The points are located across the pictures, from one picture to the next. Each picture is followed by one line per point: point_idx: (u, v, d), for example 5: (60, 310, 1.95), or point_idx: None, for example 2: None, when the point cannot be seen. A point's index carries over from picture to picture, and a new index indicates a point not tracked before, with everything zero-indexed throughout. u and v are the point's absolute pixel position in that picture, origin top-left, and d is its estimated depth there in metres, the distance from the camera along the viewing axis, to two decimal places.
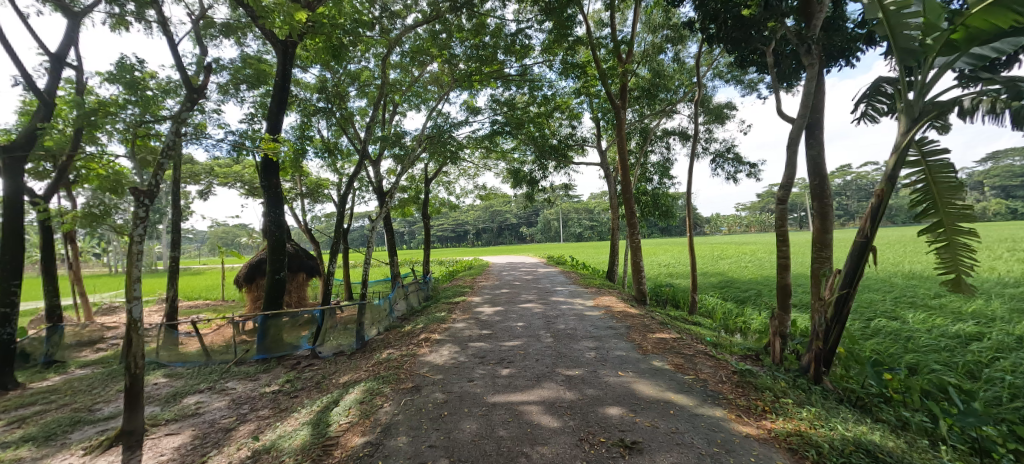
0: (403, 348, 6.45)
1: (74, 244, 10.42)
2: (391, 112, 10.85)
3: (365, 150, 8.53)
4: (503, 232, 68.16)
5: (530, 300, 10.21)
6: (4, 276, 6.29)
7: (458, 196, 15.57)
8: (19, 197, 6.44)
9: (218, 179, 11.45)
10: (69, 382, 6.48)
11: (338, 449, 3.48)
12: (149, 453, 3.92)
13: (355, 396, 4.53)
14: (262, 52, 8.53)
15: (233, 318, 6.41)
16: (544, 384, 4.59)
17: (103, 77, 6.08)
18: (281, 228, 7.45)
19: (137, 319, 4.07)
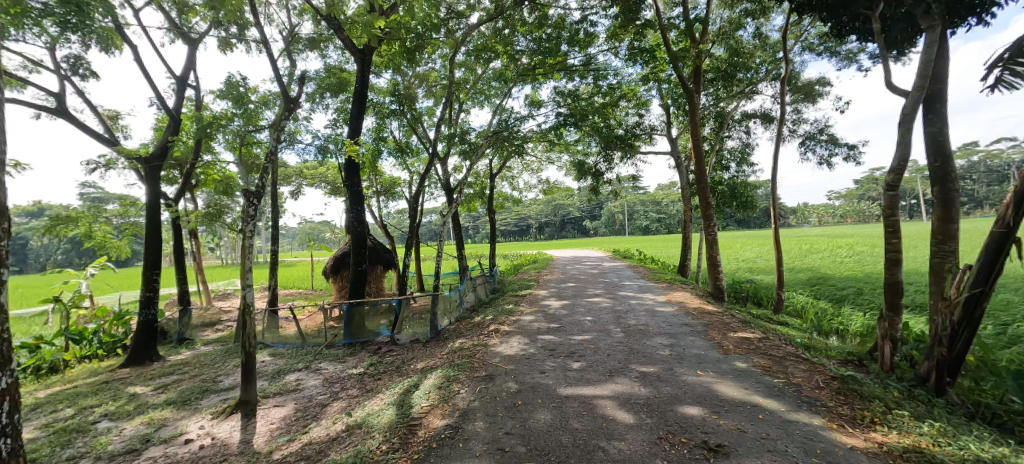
0: (475, 338, 6.71)
1: (196, 239, 12.22)
2: (457, 111, 11.23)
3: (436, 148, 8.93)
4: (568, 225, 67.50)
5: (597, 294, 10.06)
6: (149, 266, 7.58)
7: (522, 190, 15.72)
8: (157, 201, 7.73)
9: (307, 181, 12.88)
10: (197, 357, 7.67)
11: (421, 429, 3.75)
12: (264, 420, 4.53)
13: (433, 381, 4.83)
14: (342, 62, 9.26)
15: (324, 306, 7.12)
16: (617, 380, 4.53)
17: (216, 94, 7.00)
18: (363, 224, 8.09)
19: (250, 303, 4.71)
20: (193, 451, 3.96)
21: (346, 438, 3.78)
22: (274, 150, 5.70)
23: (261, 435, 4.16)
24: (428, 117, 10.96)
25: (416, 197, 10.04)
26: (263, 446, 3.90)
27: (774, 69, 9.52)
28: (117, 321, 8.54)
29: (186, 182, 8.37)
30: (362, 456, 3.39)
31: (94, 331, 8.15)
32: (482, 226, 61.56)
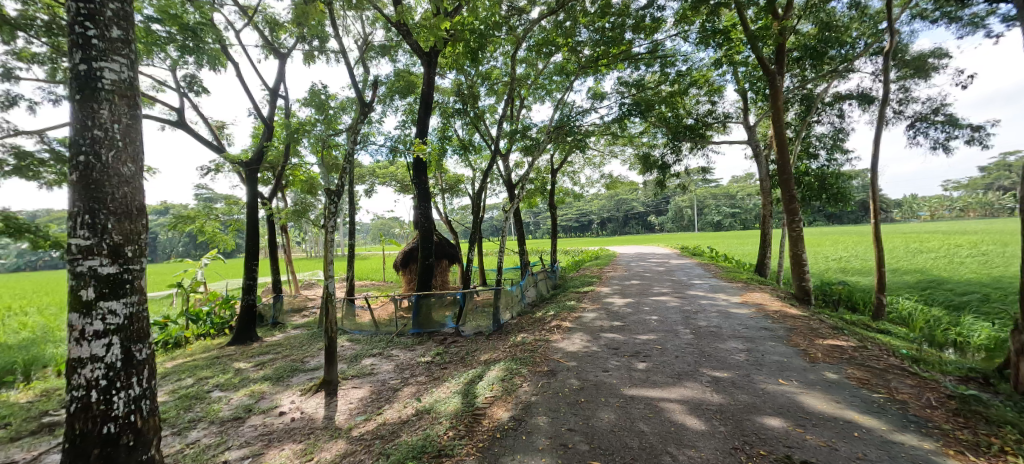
0: (537, 333, 6.75)
1: (286, 234, 13.55)
2: (518, 107, 11.31)
3: (498, 145, 9.04)
4: (632, 221, 65.23)
5: (664, 292, 9.63)
6: (249, 257, 8.55)
7: (584, 185, 15.45)
8: (255, 200, 8.69)
9: (379, 180, 13.74)
10: (287, 339, 8.55)
11: (486, 419, 3.87)
12: (344, 399, 4.94)
13: (497, 373, 4.95)
14: (410, 65, 9.71)
15: (395, 296, 7.56)
16: (686, 383, 4.32)
17: (301, 102, 7.68)
18: (429, 220, 8.45)
19: (332, 292, 5.16)
20: (286, 422, 4.42)
21: (416, 422, 4.01)
22: (351, 152, 6.15)
23: (342, 413, 4.55)
24: (490, 114, 11.13)
25: (479, 194, 10.29)
26: (345, 423, 4.25)
27: (875, 43, 8.39)
28: (224, 304, 9.77)
29: (278, 183, 9.31)
30: (432, 439, 3.56)
31: (207, 313, 9.42)
32: (543, 222, 61.51)
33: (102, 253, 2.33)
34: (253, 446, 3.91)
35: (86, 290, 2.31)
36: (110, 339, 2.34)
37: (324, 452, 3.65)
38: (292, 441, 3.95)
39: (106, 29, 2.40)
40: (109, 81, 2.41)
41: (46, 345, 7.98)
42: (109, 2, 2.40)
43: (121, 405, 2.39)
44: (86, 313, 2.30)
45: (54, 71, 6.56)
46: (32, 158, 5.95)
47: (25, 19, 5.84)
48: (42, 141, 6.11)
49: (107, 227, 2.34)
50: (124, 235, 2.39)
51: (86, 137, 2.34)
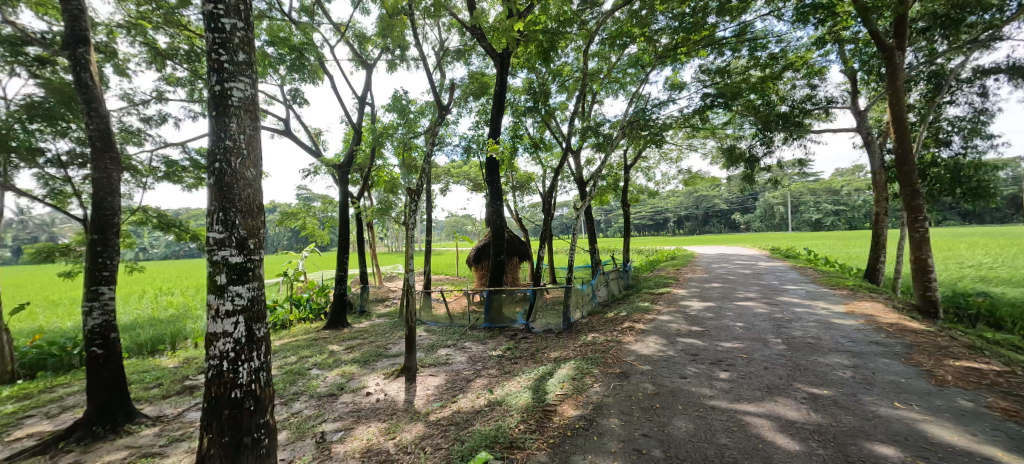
0: (609, 334, 6.61)
1: (372, 230, 14.69)
2: (590, 103, 11.12)
3: (570, 142, 8.97)
4: (713, 219, 60.75)
5: (750, 297, 8.87)
6: (341, 251, 9.44)
7: (660, 182, 14.72)
8: (346, 199, 9.56)
9: (454, 179, 14.33)
10: (372, 327, 9.31)
11: (557, 416, 3.89)
12: (422, 385, 5.27)
13: (567, 371, 4.94)
14: (483, 67, 10.01)
15: (469, 291, 7.87)
16: (777, 399, 3.96)
17: (385, 108, 8.28)
18: (502, 217, 8.65)
19: (411, 285, 5.52)
20: (373, 402, 4.84)
21: (488, 413, 4.15)
22: (430, 153, 6.51)
23: (420, 398, 4.86)
24: (562, 111, 11.06)
25: (550, 192, 10.30)
26: (423, 408, 4.53)
27: None
28: (320, 292, 10.90)
29: (366, 183, 10.14)
30: (503, 431, 3.68)
31: (307, 299, 10.57)
32: (615, 220, 59.67)
33: (233, 245, 2.75)
34: (345, 421, 4.34)
35: (220, 275, 2.74)
36: (237, 318, 2.76)
37: (405, 433, 3.94)
38: (377, 420, 4.32)
39: (235, 54, 2.81)
40: (237, 98, 2.83)
41: (186, 321, 9.54)
42: (236, 31, 2.82)
43: (245, 374, 2.80)
44: (220, 294, 2.74)
45: (193, 92, 7.83)
46: (177, 165, 7.16)
47: (173, 51, 7.05)
48: (185, 151, 7.35)
49: (236, 223, 2.76)
50: (248, 230, 2.80)
51: (220, 147, 2.76)
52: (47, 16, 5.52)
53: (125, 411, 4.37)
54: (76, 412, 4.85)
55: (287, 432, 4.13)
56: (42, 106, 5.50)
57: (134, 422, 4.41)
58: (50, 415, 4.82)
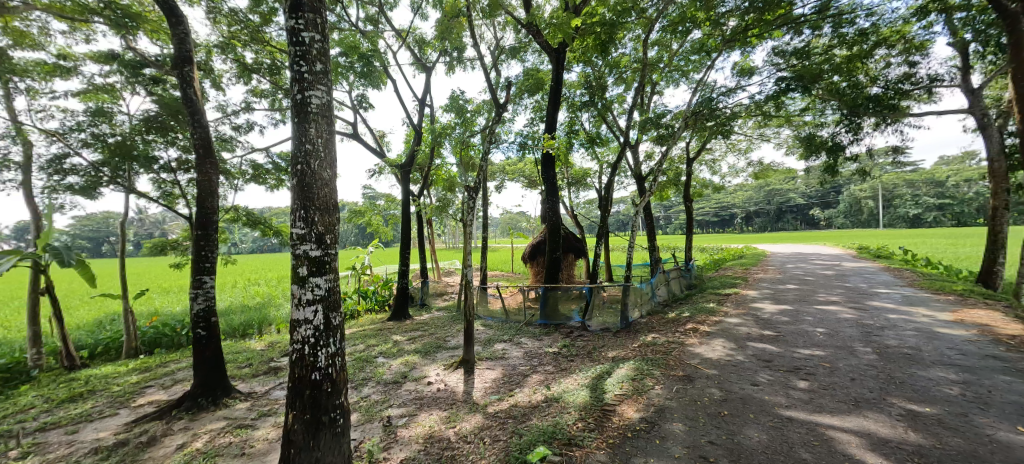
0: (671, 335, 6.34)
1: (431, 226, 15.26)
2: (649, 95, 10.68)
3: (627, 136, 8.68)
4: (788, 214, 55.90)
5: (832, 301, 8.06)
6: (403, 247, 9.91)
7: (727, 175, 13.80)
8: (408, 197, 10.01)
9: (509, 176, 14.47)
10: (432, 319, 9.68)
11: (616, 416, 3.82)
12: (480, 378, 5.42)
13: (627, 371, 4.83)
14: (538, 63, 9.98)
15: (524, 287, 7.92)
16: (866, 413, 3.59)
17: (444, 108, 8.55)
18: (558, 214, 8.59)
19: (469, 280, 5.67)
20: (434, 391, 5.06)
21: (545, 408, 4.17)
22: (487, 151, 6.62)
23: (478, 390, 4.99)
24: (619, 104, 10.72)
25: (606, 188, 10.07)
26: (481, 400, 4.66)
27: None
28: (384, 285, 11.53)
29: (426, 181, 10.55)
30: (561, 427, 3.68)
31: (373, 292, 11.22)
32: (676, 216, 56.88)
33: (312, 240, 2.99)
34: (409, 407, 4.57)
35: (302, 267, 3.00)
36: (316, 306, 3.01)
37: (465, 423, 4.07)
38: (439, 408, 4.51)
39: (313, 65, 3.05)
40: (315, 104, 3.07)
41: (270, 308, 10.55)
42: (314, 43, 3.05)
43: (323, 358, 3.05)
44: (302, 285, 3.00)
45: (274, 102, 8.60)
46: (262, 169, 7.92)
47: (258, 65, 7.79)
48: (268, 156, 8.11)
49: (314, 220, 3.00)
50: (325, 226, 3.04)
51: (302, 151, 3.01)
52: (159, 41, 6.34)
53: (222, 386, 4.94)
54: (185, 385, 5.56)
55: (358, 414, 4.43)
56: (156, 119, 6.33)
57: (230, 397, 4.97)
58: (165, 386, 5.56)
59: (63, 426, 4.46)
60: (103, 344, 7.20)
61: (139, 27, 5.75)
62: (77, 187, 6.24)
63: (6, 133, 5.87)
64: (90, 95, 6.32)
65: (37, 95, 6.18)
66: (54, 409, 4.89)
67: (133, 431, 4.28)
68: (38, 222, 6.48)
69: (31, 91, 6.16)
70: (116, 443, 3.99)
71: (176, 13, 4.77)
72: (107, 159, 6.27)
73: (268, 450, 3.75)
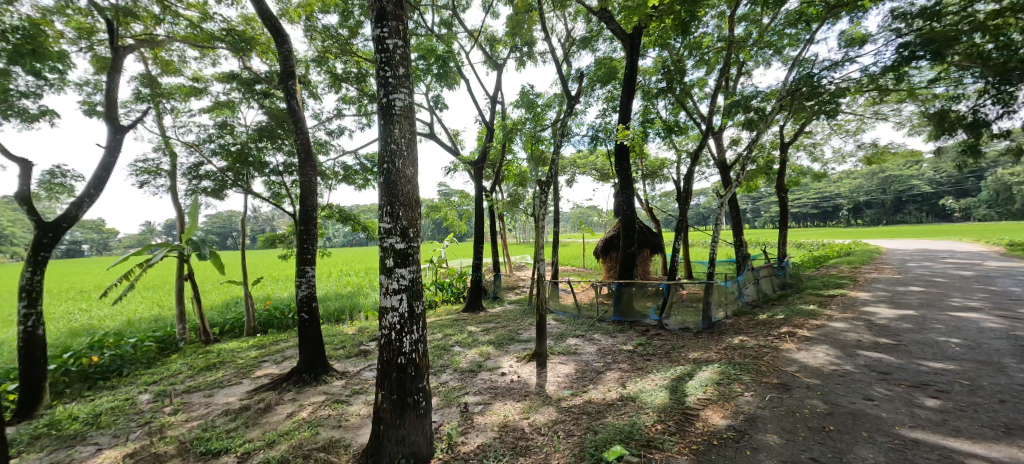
0: (762, 339, 5.80)
1: (503, 221, 15.54)
2: (735, 76, 9.79)
3: (710, 122, 8.04)
4: (908, 205, 48.13)
5: (972, 307, 6.78)
6: (477, 241, 10.21)
7: (832, 161, 12.21)
8: (480, 192, 10.28)
9: (580, 170, 14.21)
10: (505, 312, 9.88)
11: (700, 421, 3.60)
12: (553, 372, 5.42)
13: (711, 375, 4.52)
14: (610, 52, 9.64)
15: (597, 282, 7.75)
16: (1020, 443, 2.99)
17: (515, 104, 8.62)
18: (633, 207, 8.25)
19: (542, 273, 5.68)
20: (508, 382, 5.17)
21: (621, 407, 4.06)
22: (559, 144, 6.55)
23: (551, 384, 5.00)
24: (700, 88, 9.98)
25: (685, 179, 9.45)
26: (555, 394, 4.66)
27: None
28: (459, 278, 12.01)
29: (497, 177, 10.75)
30: (638, 428, 3.56)
31: (449, 284, 11.75)
32: (767, 208, 51.75)
33: (398, 234, 3.20)
34: (484, 396, 4.73)
35: (389, 259, 3.23)
36: (401, 295, 3.22)
37: (538, 415, 4.11)
38: (513, 399, 4.60)
39: (396, 69, 3.24)
40: (399, 107, 3.26)
41: (359, 297, 11.52)
42: (397, 49, 3.24)
43: (407, 344, 3.26)
44: (389, 275, 3.23)
45: (361, 107, 9.33)
46: (352, 169, 8.64)
47: (346, 75, 8.49)
48: (357, 158, 8.83)
49: (399, 215, 3.20)
50: (409, 221, 3.23)
51: (388, 151, 3.23)
52: (268, 59, 7.18)
53: (322, 365, 5.52)
54: (292, 362, 6.31)
55: (438, 399, 4.67)
56: (267, 128, 7.21)
57: (328, 375, 5.53)
58: (277, 361, 6.36)
59: (201, 390, 5.31)
60: (230, 323, 8.43)
61: (252, 49, 6.57)
62: (209, 190, 7.33)
63: (158, 146, 7.08)
64: (217, 110, 7.37)
65: (178, 113, 7.35)
66: (196, 376, 5.83)
67: (254, 398, 4.96)
68: (182, 220, 7.75)
69: (175, 110, 7.34)
70: (240, 408, 4.64)
71: (281, 33, 5.35)
72: (230, 165, 7.27)
73: (361, 425, 4.11)
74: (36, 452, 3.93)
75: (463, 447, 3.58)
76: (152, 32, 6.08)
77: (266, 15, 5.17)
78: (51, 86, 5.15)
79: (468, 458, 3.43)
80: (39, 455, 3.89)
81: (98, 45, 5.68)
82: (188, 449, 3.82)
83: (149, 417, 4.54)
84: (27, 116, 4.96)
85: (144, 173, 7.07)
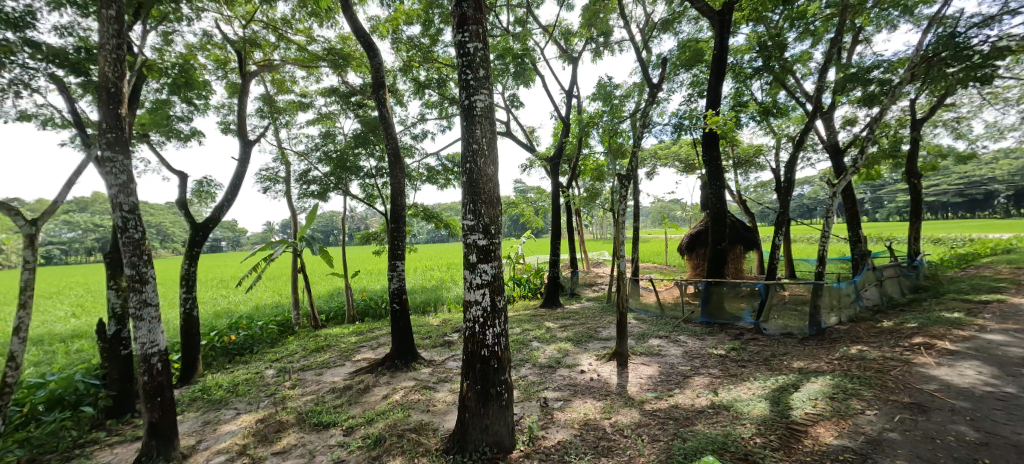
0: (888, 350, 5.01)
1: (579, 217, 15.31)
2: (850, 47, 8.53)
3: (817, 102, 7.10)
4: None
5: None
6: (553, 238, 10.18)
7: (984, 138, 10.08)
8: (557, 188, 10.23)
9: (662, 162, 13.44)
10: (582, 309, 9.76)
11: (809, 439, 3.23)
12: (634, 373, 5.23)
13: (821, 387, 4.02)
14: (695, 32, 8.96)
15: (683, 281, 7.29)
16: None
17: (591, 97, 8.42)
18: (723, 200, 7.60)
19: (622, 270, 5.50)
20: (588, 380, 5.10)
21: (713, 415, 3.79)
22: (640, 134, 6.25)
23: (634, 385, 4.83)
24: (804, 63, 8.85)
25: (786, 168, 8.48)
26: (637, 395, 4.49)
27: None
28: (536, 273, 12.11)
29: (574, 172, 10.60)
30: (733, 439, 3.30)
31: (526, 279, 11.89)
32: (892, 197, 44.40)
33: (480, 231, 3.32)
34: (564, 392, 4.72)
35: (472, 255, 3.36)
36: (484, 290, 3.34)
37: (621, 416, 4.00)
38: (593, 397, 4.53)
39: (477, 71, 3.34)
40: (480, 107, 3.36)
41: (442, 290, 12.16)
42: (477, 52, 3.34)
43: (490, 337, 3.37)
44: (472, 270, 3.37)
45: (442, 111, 9.81)
46: (434, 170, 9.13)
47: (429, 81, 8.98)
48: (438, 159, 9.31)
49: (481, 212, 3.32)
50: (490, 218, 3.33)
51: (470, 151, 3.36)
52: (362, 73, 7.87)
53: (411, 353, 5.93)
54: (386, 348, 6.87)
55: (518, 392, 4.76)
56: (362, 135, 7.92)
57: (417, 362, 5.93)
58: (373, 347, 6.97)
59: (313, 369, 6.03)
60: (334, 311, 9.44)
61: (348, 64, 7.25)
62: (315, 193, 8.25)
63: (276, 156, 8.14)
64: (320, 122, 8.25)
65: (291, 126, 8.37)
66: (308, 356, 6.63)
67: (355, 379, 5.50)
68: (295, 219, 8.82)
69: (288, 123, 8.36)
70: (344, 387, 5.18)
71: (372, 47, 5.81)
72: (332, 170, 8.12)
73: (447, 411, 4.36)
74: (194, 411, 4.78)
75: (544, 442, 3.61)
76: (270, 58, 6.98)
77: (359, 33, 5.65)
78: (198, 111, 6.17)
79: (549, 452, 3.45)
80: (196, 413, 4.72)
81: (231, 73, 6.67)
82: (304, 419, 4.36)
83: (274, 389, 5.28)
84: (182, 136, 6.01)
85: (266, 180, 8.17)
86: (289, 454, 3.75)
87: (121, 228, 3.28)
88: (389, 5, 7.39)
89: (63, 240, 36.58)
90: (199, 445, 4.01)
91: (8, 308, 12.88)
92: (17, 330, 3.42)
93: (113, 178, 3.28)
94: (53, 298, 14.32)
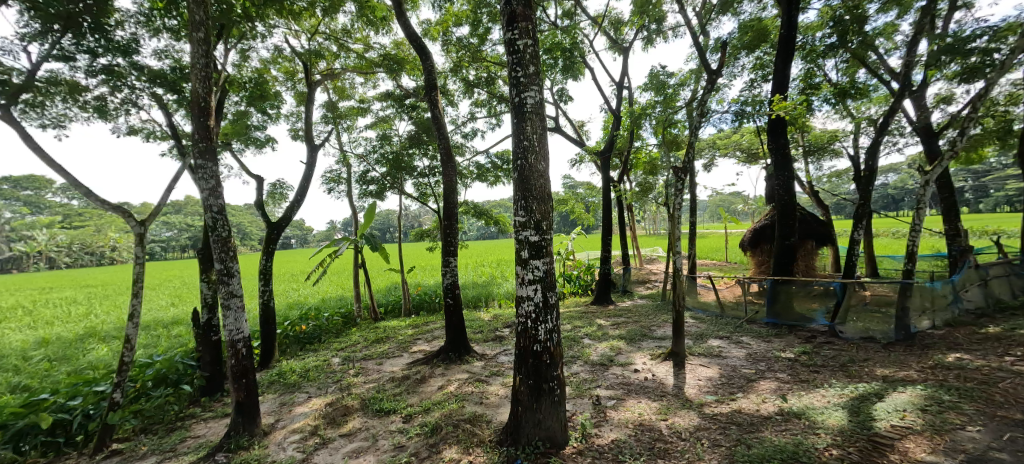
0: (993, 359, 4.42)
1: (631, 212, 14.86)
2: (945, 14, 7.53)
3: (905, 80, 6.35)
4: None
5: None
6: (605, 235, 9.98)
7: None
8: (607, 183, 10.02)
9: (721, 152, 12.68)
10: (635, 307, 9.50)
11: (895, 454, 2.94)
12: (691, 374, 5.02)
13: (910, 398, 3.63)
14: (759, 11, 8.34)
15: (746, 279, 6.87)
16: None
17: (642, 88, 8.15)
18: (792, 192, 7.03)
19: (678, 267, 5.28)
20: (642, 379, 4.96)
21: (781, 422, 3.55)
22: (697, 123, 5.93)
23: (691, 386, 4.64)
24: (889, 37, 7.93)
25: (867, 155, 7.68)
26: (695, 397, 4.32)
27: None
28: (586, 270, 11.93)
29: (626, 166, 10.31)
30: (805, 449, 3.07)
31: (576, 275, 11.77)
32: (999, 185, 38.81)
33: (531, 227, 3.34)
34: (616, 391, 4.63)
35: (523, 252, 3.40)
36: (536, 286, 3.36)
37: (678, 418, 3.86)
38: (648, 397, 4.41)
39: (527, 68, 3.35)
40: (530, 104, 3.36)
41: (492, 286, 12.34)
42: (527, 48, 3.35)
43: (543, 332, 3.38)
44: (524, 266, 3.40)
45: (491, 109, 9.93)
46: (484, 167, 9.29)
47: (478, 80, 9.11)
48: (487, 156, 9.45)
49: (532, 208, 3.33)
50: (541, 214, 3.34)
51: (521, 147, 3.38)
52: (415, 76, 8.15)
53: (464, 346, 6.09)
54: (440, 341, 7.11)
55: (570, 389, 4.74)
56: (415, 136, 8.24)
57: (470, 355, 6.09)
58: (427, 340, 7.25)
59: (374, 358, 6.39)
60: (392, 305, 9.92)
61: (403, 68, 7.55)
62: (374, 192, 8.69)
63: (338, 159, 8.67)
64: (378, 125, 8.66)
65: (351, 130, 8.88)
66: (369, 346, 7.04)
67: (412, 370, 5.76)
68: (356, 218, 9.34)
69: (348, 126, 8.86)
70: (403, 377, 5.45)
71: (424, 50, 5.99)
72: (388, 171, 8.50)
73: (499, 404, 4.44)
74: (272, 393, 5.25)
75: (596, 440, 3.58)
76: (333, 66, 7.44)
77: (412, 38, 5.87)
78: (271, 119, 6.71)
79: (603, 451, 3.41)
80: (274, 395, 5.18)
81: (298, 83, 7.18)
82: (367, 405, 4.64)
83: (339, 376, 5.66)
84: (258, 143, 6.58)
85: (330, 181, 8.73)
86: (355, 437, 4.02)
87: (212, 228, 3.67)
88: (440, 8, 7.60)
89: (162, 238, 41.40)
90: (277, 423, 4.40)
91: (122, 297, 14.81)
92: (132, 316, 3.93)
93: (204, 183, 3.68)
94: (156, 289, 16.22)
